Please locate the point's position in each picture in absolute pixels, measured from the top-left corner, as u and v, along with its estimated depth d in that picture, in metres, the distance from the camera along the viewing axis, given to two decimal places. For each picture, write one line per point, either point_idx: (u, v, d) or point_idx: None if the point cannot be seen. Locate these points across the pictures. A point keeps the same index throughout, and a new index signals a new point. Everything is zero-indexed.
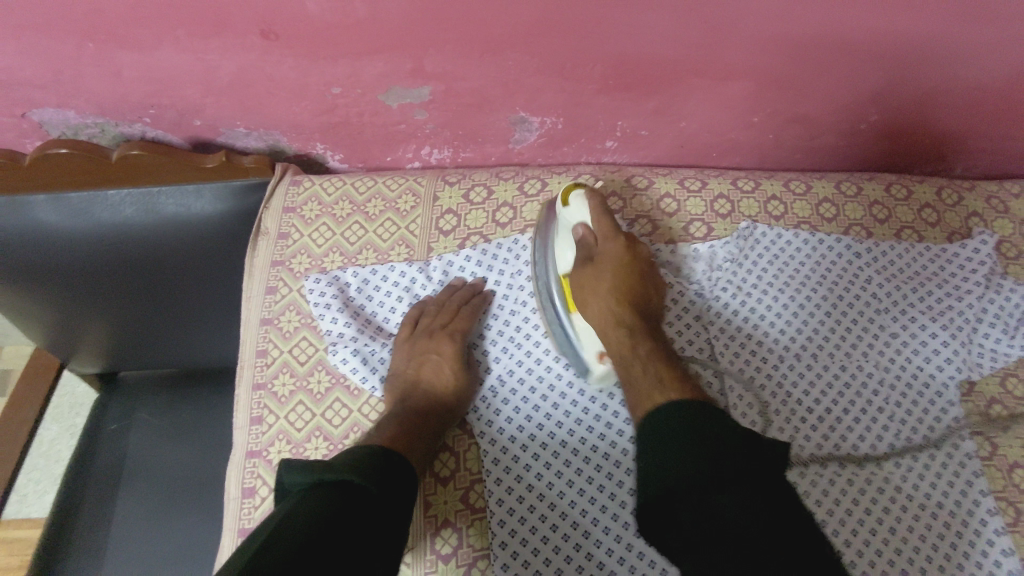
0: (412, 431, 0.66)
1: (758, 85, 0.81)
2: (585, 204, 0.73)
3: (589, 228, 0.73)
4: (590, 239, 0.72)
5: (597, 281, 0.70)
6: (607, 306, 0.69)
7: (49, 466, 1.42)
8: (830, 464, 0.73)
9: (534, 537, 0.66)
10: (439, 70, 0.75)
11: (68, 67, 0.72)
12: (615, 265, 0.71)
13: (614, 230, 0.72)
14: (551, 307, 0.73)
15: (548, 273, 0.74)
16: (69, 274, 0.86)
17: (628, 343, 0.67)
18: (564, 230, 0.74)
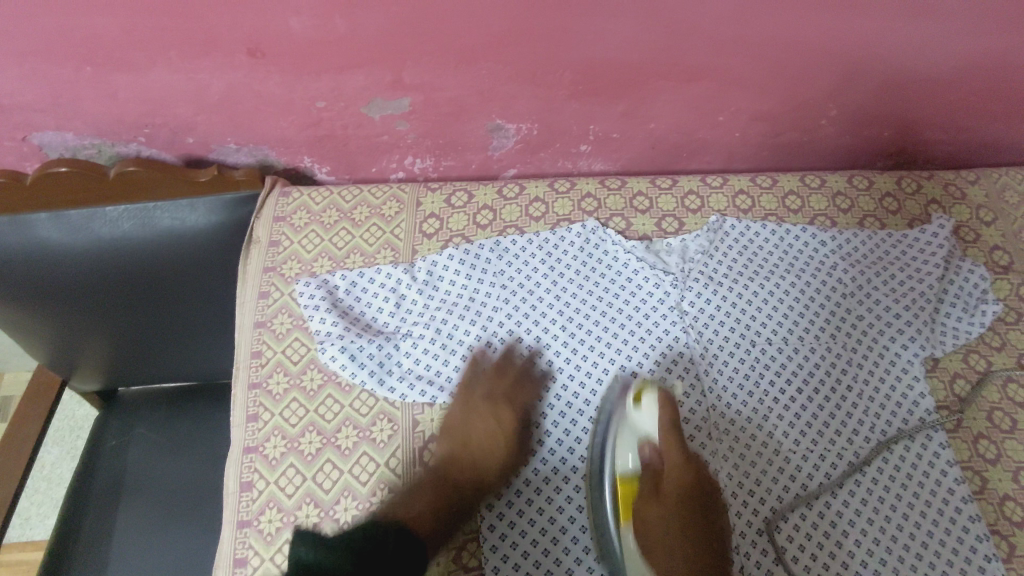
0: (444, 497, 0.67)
1: (720, 86, 0.86)
2: (657, 415, 0.69)
3: (657, 445, 0.68)
4: (654, 459, 0.68)
5: (656, 516, 0.65)
6: (664, 527, 0.65)
7: (51, 489, 1.44)
8: (802, 441, 0.76)
9: (520, 520, 0.69)
10: (417, 81, 0.80)
11: (66, 90, 0.76)
12: (680, 507, 0.66)
13: (685, 456, 0.68)
14: (602, 510, 0.66)
15: (606, 451, 0.68)
16: (69, 291, 0.90)
17: (674, 544, 0.64)
18: (631, 433, 0.69)
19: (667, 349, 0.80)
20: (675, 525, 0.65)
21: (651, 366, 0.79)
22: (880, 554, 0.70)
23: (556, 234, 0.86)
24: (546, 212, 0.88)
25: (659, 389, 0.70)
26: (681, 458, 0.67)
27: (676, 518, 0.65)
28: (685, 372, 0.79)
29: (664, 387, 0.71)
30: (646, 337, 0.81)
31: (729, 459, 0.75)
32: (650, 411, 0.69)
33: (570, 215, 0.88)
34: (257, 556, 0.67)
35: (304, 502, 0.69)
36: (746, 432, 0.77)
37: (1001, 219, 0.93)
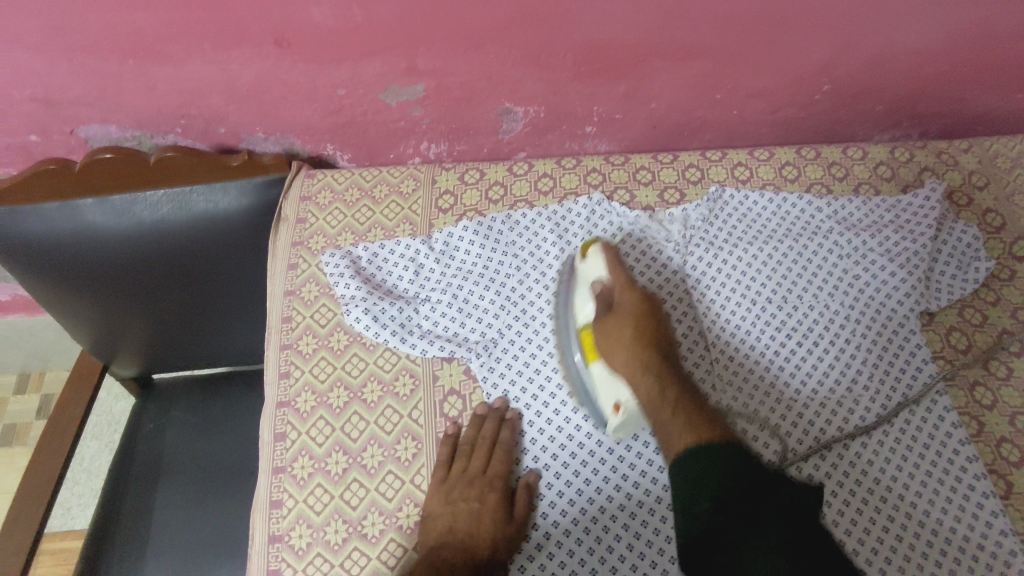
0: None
1: (715, 64, 0.91)
2: (601, 259, 0.78)
3: (607, 282, 0.76)
4: (607, 291, 0.76)
5: (619, 323, 0.73)
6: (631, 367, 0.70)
7: (91, 481, 1.51)
8: (803, 390, 0.80)
9: (535, 463, 0.74)
10: (430, 66, 0.86)
11: (111, 83, 0.83)
12: (632, 317, 0.73)
13: (631, 281, 0.75)
14: (572, 359, 0.76)
15: (571, 316, 0.78)
16: (110, 274, 0.96)
17: (647, 390, 0.69)
18: (584, 284, 0.78)
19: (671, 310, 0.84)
20: (634, 347, 0.71)
21: None
22: (879, 493, 0.74)
23: (564, 206, 0.91)
24: (553, 187, 0.93)
25: (599, 243, 0.79)
26: (630, 301, 0.74)
27: (637, 342, 0.72)
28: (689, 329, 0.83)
29: (605, 241, 0.79)
30: None
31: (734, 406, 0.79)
32: (597, 260, 0.78)
33: (577, 189, 0.93)
34: (292, 498, 0.73)
35: (333, 450, 0.74)
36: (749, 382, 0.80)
37: (993, 183, 0.97)
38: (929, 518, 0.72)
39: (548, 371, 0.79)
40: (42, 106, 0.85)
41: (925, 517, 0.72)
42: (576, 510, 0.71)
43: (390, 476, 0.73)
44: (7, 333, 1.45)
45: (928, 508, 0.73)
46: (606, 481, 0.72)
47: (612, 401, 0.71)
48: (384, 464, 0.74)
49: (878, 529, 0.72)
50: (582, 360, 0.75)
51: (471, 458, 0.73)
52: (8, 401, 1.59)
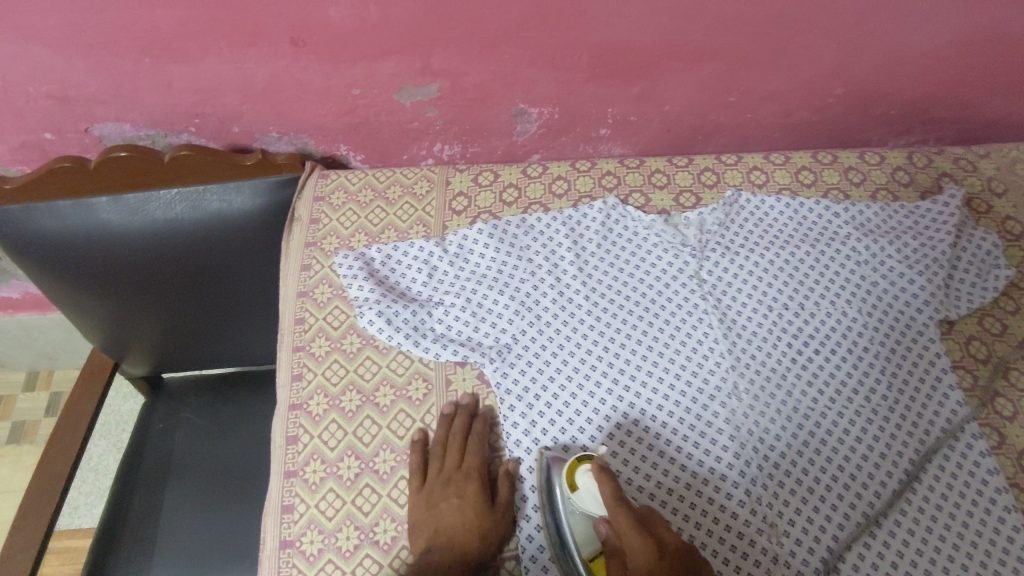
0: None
1: (732, 67, 0.90)
2: (597, 493, 0.64)
3: (609, 524, 0.63)
4: (611, 538, 0.63)
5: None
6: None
7: (98, 480, 1.51)
8: (822, 400, 0.79)
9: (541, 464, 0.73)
10: (445, 66, 0.85)
11: (125, 81, 0.83)
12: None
13: (638, 529, 0.61)
14: (573, 553, 0.66)
15: (573, 548, 0.66)
16: (122, 273, 0.96)
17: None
18: (585, 516, 0.66)
19: (687, 315, 0.84)
20: None
21: (671, 329, 0.82)
22: (900, 505, 0.72)
23: (578, 210, 0.91)
24: (568, 190, 0.93)
25: (589, 466, 0.65)
26: (638, 548, 0.60)
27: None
28: (705, 335, 0.82)
29: (595, 461, 0.65)
30: (666, 304, 0.84)
31: (751, 415, 0.77)
32: (588, 487, 0.65)
33: (591, 192, 0.93)
34: (303, 503, 0.72)
35: (346, 455, 0.74)
36: (766, 390, 0.79)
37: (1012, 189, 0.96)
38: (949, 531, 0.71)
39: (560, 376, 0.78)
40: (56, 104, 0.85)
41: (946, 531, 0.71)
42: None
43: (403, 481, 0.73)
44: (18, 332, 1.45)
45: (948, 521, 0.71)
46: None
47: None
48: (397, 470, 0.73)
49: (898, 542, 0.71)
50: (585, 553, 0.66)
51: (446, 456, 0.73)
52: (17, 399, 1.59)
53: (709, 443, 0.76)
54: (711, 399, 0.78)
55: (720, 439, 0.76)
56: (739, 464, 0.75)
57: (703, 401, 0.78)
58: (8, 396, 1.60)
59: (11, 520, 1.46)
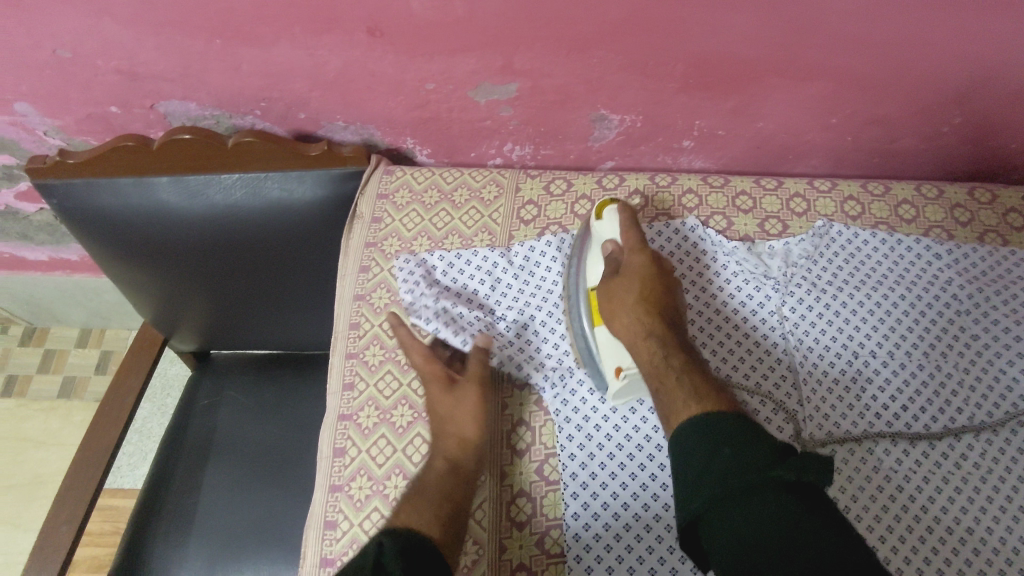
0: (444, 496, 0.66)
1: (838, 86, 0.82)
2: (616, 220, 0.76)
3: (619, 243, 0.75)
4: (617, 254, 0.75)
5: (622, 292, 0.72)
6: (632, 317, 0.70)
7: (142, 442, 1.53)
8: (905, 460, 0.72)
9: (593, 502, 0.70)
10: (527, 66, 0.80)
11: (195, 61, 0.80)
12: (639, 276, 0.72)
13: (642, 241, 0.74)
14: (577, 318, 0.76)
15: (581, 274, 0.78)
16: (179, 253, 0.94)
17: (642, 336, 0.69)
18: (597, 242, 0.77)
19: (763, 355, 0.78)
20: (641, 314, 0.70)
21: (745, 369, 0.78)
22: None
23: (654, 228, 0.85)
24: (645, 205, 0.87)
25: (617, 203, 0.76)
26: (637, 253, 0.74)
27: (637, 310, 0.70)
28: (781, 379, 0.77)
29: (623, 202, 0.77)
30: (742, 341, 0.79)
31: (824, 470, 0.72)
32: (611, 220, 0.76)
33: (670, 210, 0.86)
34: (346, 520, 0.70)
35: (393, 473, 0.72)
36: (843, 445, 0.73)
37: None
38: None
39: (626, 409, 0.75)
40: (124, 79, 0.82)
41: None
42: (633, 559, 0.67)
43: None
44: (73, 291, 1.46)
45: None
46: (667, 531, 0.69)
47: (613, 364, 0.72)
48: None
49: None
50: (587, 324, 0.75)
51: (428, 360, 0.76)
52: (69, 354, 1.62)
53: None
54: (782, 449, 0.73)
55: None
56: None
57: (773, 451, 0.73)
58: (61, 350, 1.63)
59: (58, 472, 1.49)
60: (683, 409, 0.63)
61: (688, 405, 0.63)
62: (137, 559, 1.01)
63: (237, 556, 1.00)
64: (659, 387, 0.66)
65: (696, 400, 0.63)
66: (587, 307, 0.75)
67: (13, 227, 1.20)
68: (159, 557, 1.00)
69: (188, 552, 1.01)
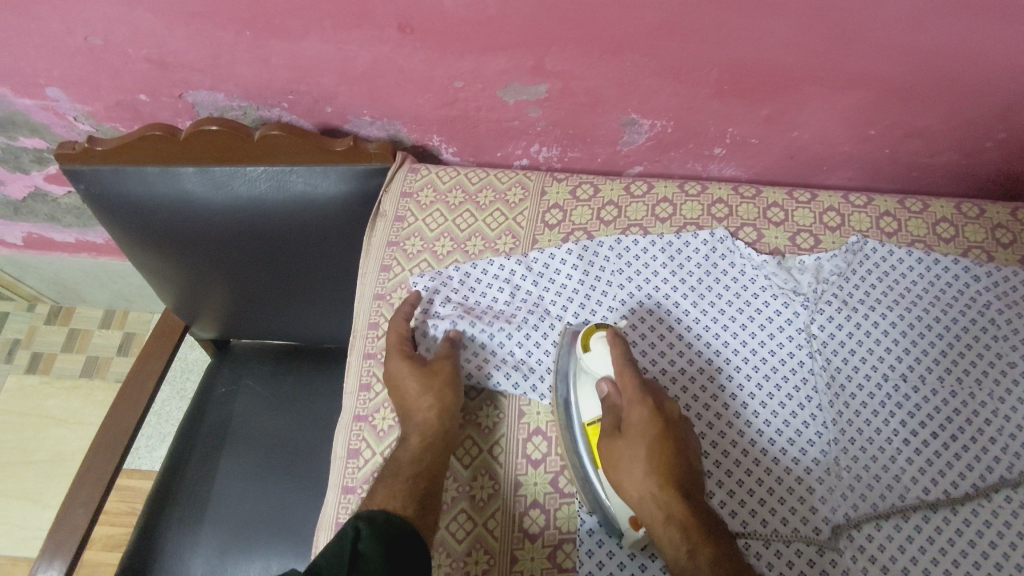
0: (418, 473, 0.68)
1: (880, 97, 0.79)
2: (608, 354, 0.71)
3: (614, 381, 0.70)
4: (615, 398, 0.70)
5: (629, 457, 0.66)
6: (644, 489, 0.65)
7: (160, 425, 1.55)
8: (933, 490, 0.70)
9: (602, 510, 0.70)
10: (559, 68, 0.78)
11: (224, 52, 0.79)
12: (645, 435, 0.67)
13: (642, 393, 0.68)
14: (578, 464, 0.70)
15: (573, 409, 0.72)
16: (202, 244, 0.94)
17: (660, 520, 0.64)
18: (588, 377, 0.72)
19: (789, 374, 0.76)
20: (653, 478, 0.65)
21: (769, 387, 0.76)
22: None
23: (681, 238, 0.83)
24: (673, 214, 0.85)
25: (606, 333, 0.72)
26: (637, 396, 0.68)
27: (649, 484, 0.65)
28: (806, 399, 0.75)
29: (612, 330, 0.72)
30: (768, 358, 0.77)
31: (849, 496, 0.70)
32: (601, 352, 0.71)
33: (698, 220, 0.84)
34: None
35: None
36: (869, 471, 0.71)
37: None
38: None
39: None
40: (154, 67, 0.82)
41: None
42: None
43: (463, 515, 0.71)
44: (98, 272, 1.48)
45: None
46: None
47: (627, 518, 0.67)
48: (458, 502, 0.72)
49: None
50: (588, 461, 0.69)
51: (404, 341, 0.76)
52: (93, 334, 1.64)
53: (798, 521, 0.69)
54: (804, 472, 0.71)
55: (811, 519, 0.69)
56: (830, 551, 0.68)
57: (795, 473, 0.71)
58: (85, 330, 1.65)
59: (78, 451, 1.52)
60: None
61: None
62: (150, 545, 1.01)
63: (248, 546, 1.00)
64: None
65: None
66: (588, 450, 0.70)
67: (42, 208, 1.22)
68: (172, 544, 1.01)
69: (199, 539, 1.01)
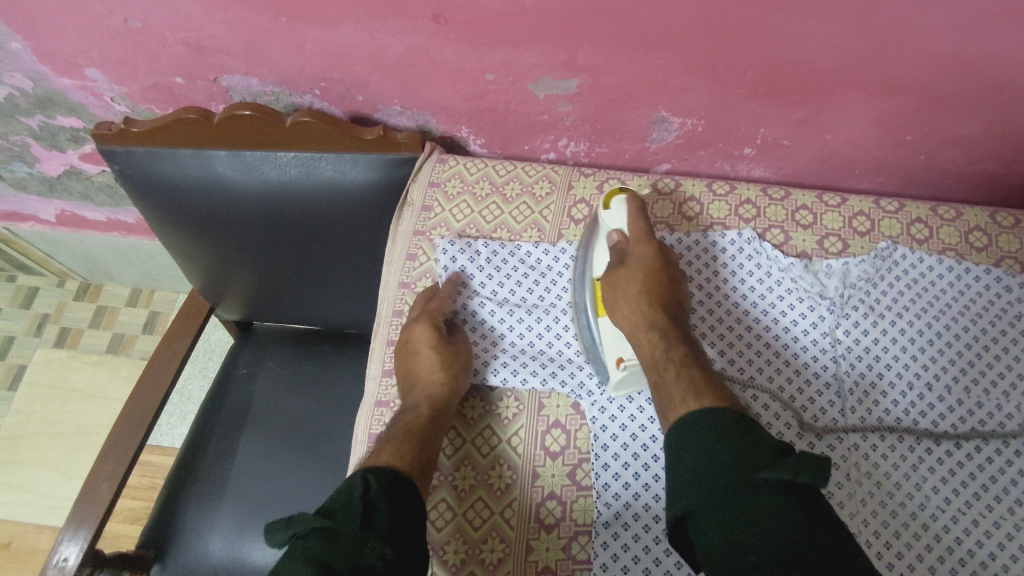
0: (416, 437, 0.70)
1: (916, 102, 0.78)
2: (622, 209, 0.79)
3: (625, 233, 0.78)
4: (624, 244, 0.78)
5: (626, 282, 0.75)
6: (636, 308, 0.73)
7: (182, 403, 1.58)
8: (955, 501, 0.69)
9: (616, 501, 0.71)
10: (591, 63, 0.78)
11: (260, 38, 0.80)
12: (644, 268, 0.75)
13: (646, 233, 0.77)
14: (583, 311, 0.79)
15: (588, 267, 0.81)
16: (231, 227, 0.96)
17: (643, 328, 0.72)
18: (603, 232, 0.81)
19: (811, 378, 0.76)
20: (642, 300, 0.73)
21: (791, 390, 0.75)
22: None
23: (708, 237, 0.83)
24: (700, 213, 0.85)
25: (622, 193, 0.80)
26: (642, 241, 0.77)
27: (639, 301, 0.73)
28: (829, 404, 0.74)
29: (629, 192, 0.80)
30: (791, 361, 0.77)
31: (869, 503, 0.70)
32: (617, 211, 0.79)
33: (726, 220, 0.84)
34: None
35: None
36: (890, 479, 0.71)
37: None
38: None
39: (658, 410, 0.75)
40: (191, 51, 0.84)
41: None
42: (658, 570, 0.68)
43: (480, 503, 0.72)
44: (127, 251, 1.50)
45: None
46: None
47: (616, 354, 0.74)
48: (475, 490, 0.73)
49: None
50: (591, 308, 0.78)
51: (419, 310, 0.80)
52: (120, 311, 1.68)
53: None
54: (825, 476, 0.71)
55: None
56: None
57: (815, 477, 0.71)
58: (112, 307, 1.68)
59: (102, 424, 1.55)
60: (679, 405, 0.65)
61: (685, 402, 0.65)
62: (170, 519, 1.04)
63: (266, 524, 1.02)
64: (660, 389, 0.68)
65: (693, 396, 0.65)
66: (591, 291, 0.79)
67: (76, 186, 1.24)
68: (192, 519, 1.03)
69: (218, 515, 1.03)
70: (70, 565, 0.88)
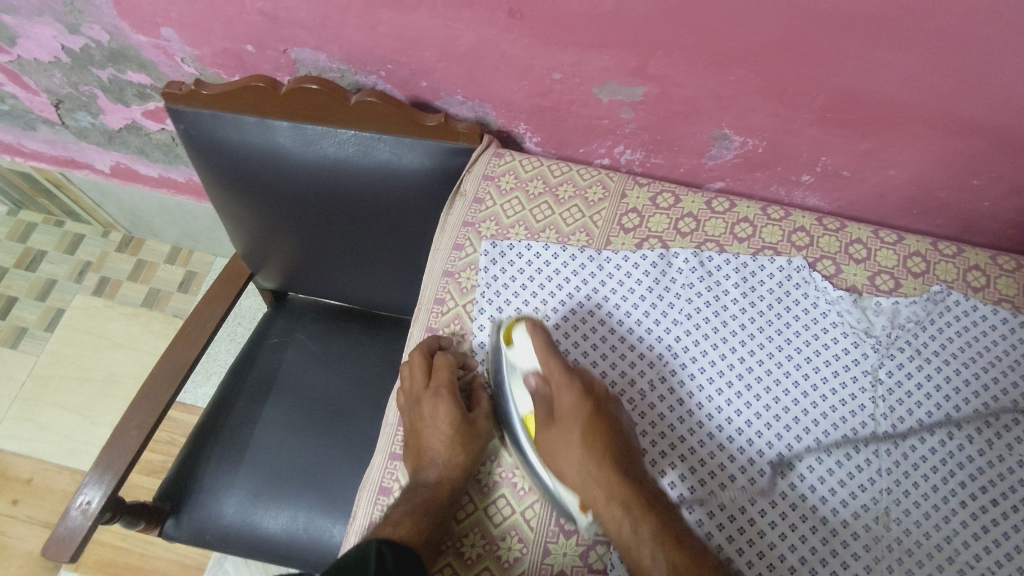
0: (425, 511, 0.69)
1: (990, 146, 0.76)
2: (529, 344, 0.73)
3: (540, 372, 0.72)
4: (543, 386, 0.72)
5: (563, 444, 0.71)
6: (584, 474, 0.69)
7: (208, 365, 1.60)
8: (984, 559, 0.67)
9: None
10: (660, 72, 0.77)
11: (335, 15, 0.81)
12: (576, 422, 0.70)
13: (565, 373, 0.71)
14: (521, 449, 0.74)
15: (508, 400, 0.75)
16: (282, 196, 0.97)
17: (603, 501, 0.68)
18: (516, 370, 0.75)
19: (849, 415, 0.74)
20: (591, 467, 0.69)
21: (827, 425, 0.74)
22: None
23: (757, 261, 0.82)
24: (752, 235, 0.84)
25: (525, 324, 0.73)
26: (561, 382, 0.71)
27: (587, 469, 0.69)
28: (863, 443, 0.73)
29: (531, 320, 0.73)
30: (830, 395, 0.75)
31: (895, 551, 0.68)
32: (523, 341, 0.73)
33: (778, 245, 0.83)
34: (398, 487, 0.75)
35: None
36: (919, 529, 0.69)
37: None
38: None
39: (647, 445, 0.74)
40: (266, 21, 0.85)
41: None
42: None
43: (503, 499, 0.73)
44: (173, 209, 1.53)
45: None
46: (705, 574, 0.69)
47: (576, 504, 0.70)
48: (498, 486, 0.74)
49: None
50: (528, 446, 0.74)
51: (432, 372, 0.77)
52: (158, 267, 1.71)
53: (838, 565, 0.68)
54: (852, 517, 0.70)
55: (852, 565, 0.68)
56: None
57: (841, 516, 0.70)
58: (151, 263, 1.72)
59: (131, 375, 1.58)
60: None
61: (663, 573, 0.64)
62: (191, 474, 1.06)
63: (281, 494, 1.04)
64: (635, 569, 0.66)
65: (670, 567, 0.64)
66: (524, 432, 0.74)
67: (133, 141, 1.27)
68: (211, 476, 1.05)
69: (236, 477, 1.05)
70: (93, 507, 0.90)
